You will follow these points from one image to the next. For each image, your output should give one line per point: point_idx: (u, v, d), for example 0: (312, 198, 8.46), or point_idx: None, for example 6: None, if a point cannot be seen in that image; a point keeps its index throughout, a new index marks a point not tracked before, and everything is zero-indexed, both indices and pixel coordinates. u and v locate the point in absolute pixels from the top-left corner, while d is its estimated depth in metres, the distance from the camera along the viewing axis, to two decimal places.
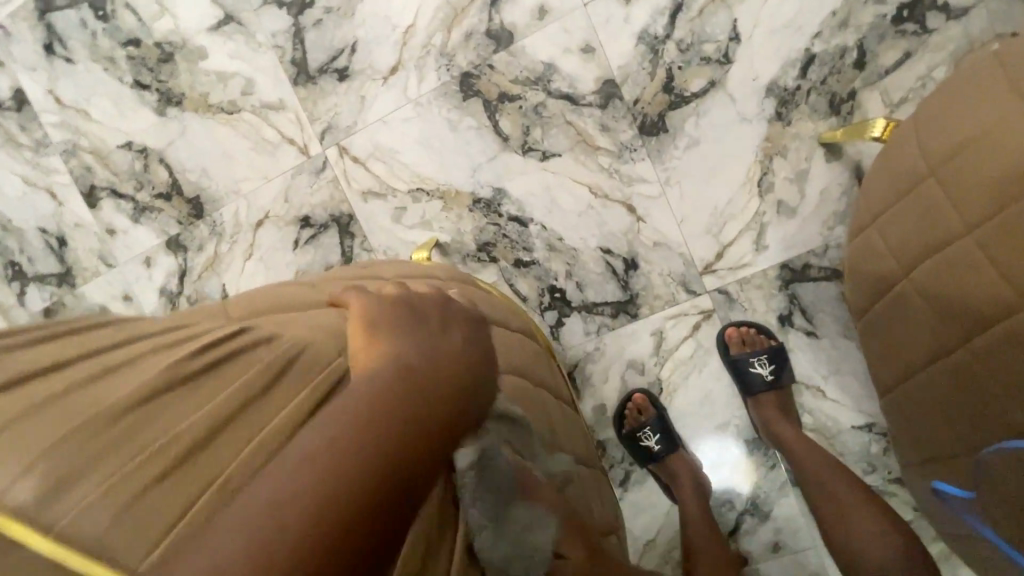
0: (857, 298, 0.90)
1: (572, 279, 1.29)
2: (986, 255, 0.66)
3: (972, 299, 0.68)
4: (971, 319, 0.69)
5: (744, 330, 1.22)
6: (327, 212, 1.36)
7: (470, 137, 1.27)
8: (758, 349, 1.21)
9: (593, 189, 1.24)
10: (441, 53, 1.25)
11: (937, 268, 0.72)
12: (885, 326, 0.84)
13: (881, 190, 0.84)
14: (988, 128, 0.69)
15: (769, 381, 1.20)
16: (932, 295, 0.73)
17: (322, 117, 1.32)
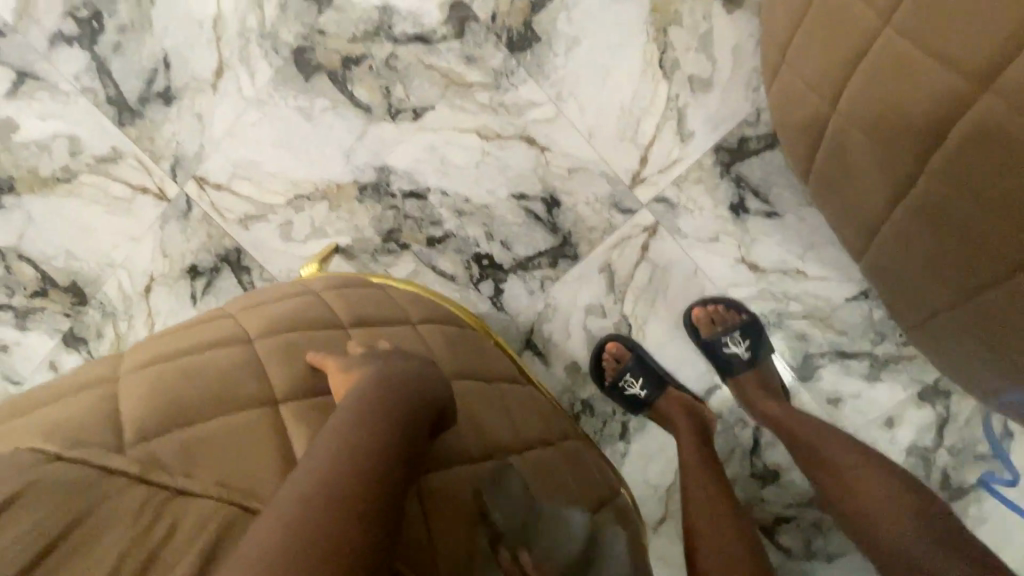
0: (797, 155, 0.79)
1: (495, 241, 1.14)
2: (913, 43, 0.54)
3: (914, 108, 0.57)
4: (918, 134, 0.58)
5: (712, 306, 1.11)
6: (212, 254, 1.19)
7: (329, 120, 1.10)
8: (726, 323, 1.09)
9: (481, 133, 1.07)
10: (262, 35, 1.07)
11: (865, 83, 0.61)
12: (835, 177, 0.73)
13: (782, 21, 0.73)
14: None
15: (747, 360, 1.10)
16: (873, 122, 0.62)
17: (165, 151, 1.15)
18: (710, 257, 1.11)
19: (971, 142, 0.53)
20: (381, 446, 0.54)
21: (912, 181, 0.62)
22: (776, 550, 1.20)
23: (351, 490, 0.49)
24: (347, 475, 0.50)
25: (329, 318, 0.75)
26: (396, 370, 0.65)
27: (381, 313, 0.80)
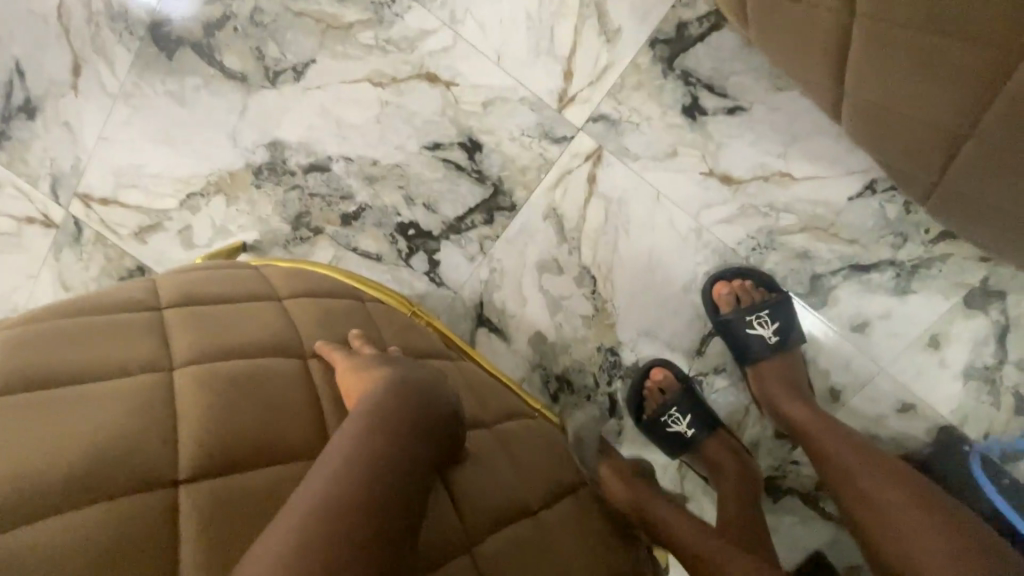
0: None
1: (417, 205, 0.97)
2: None
3: None
4: None
5: (734, 281, 0.92)
6: (114, 279, 1.05)
7: (205, 100, 0.96)
8: (752, 305, 0.91)
9: (375, 79, 0.92)
10: (114, 18, 0.94)
11: None
12: None
13: None
14: None
15: (772, 345, 0.91)
16: None
17: (41, 172, 1.02)
18: (673, 177, 0.91)
19: None
20: (400, 453, 0.46)
21: None
22: (824, 522, 0.98)
23: (353, 541, 0.39)
24: (347, 524, 0.40)
25: (246, 306, 0.59)
26: (413, 373, 0.54)
27: (304, 295, 0.65)
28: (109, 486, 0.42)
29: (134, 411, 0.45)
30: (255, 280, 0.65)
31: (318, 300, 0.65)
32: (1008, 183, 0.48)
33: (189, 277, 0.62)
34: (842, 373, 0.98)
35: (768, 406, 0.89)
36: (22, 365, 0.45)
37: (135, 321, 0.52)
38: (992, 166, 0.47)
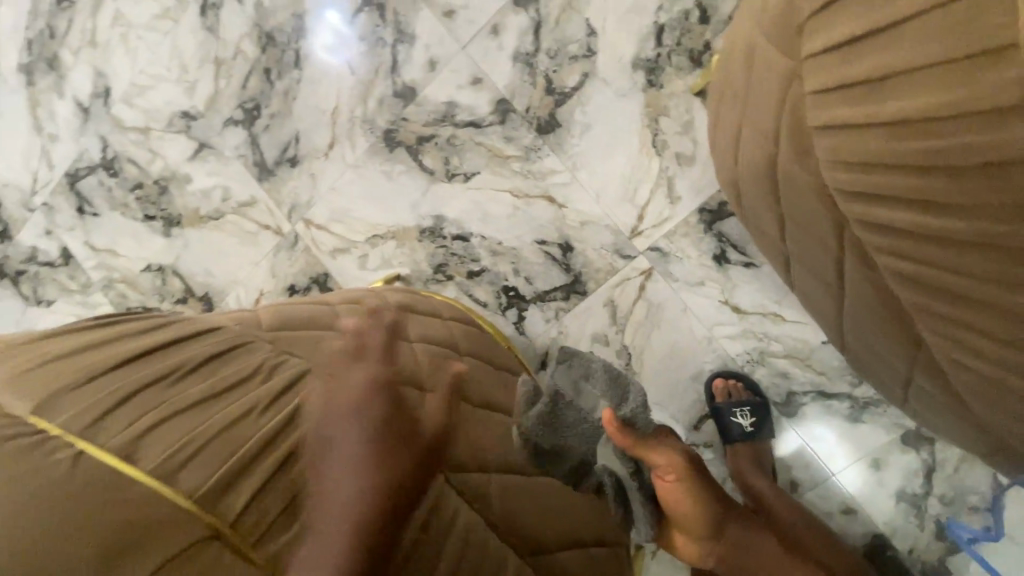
0: (731, 200, 0.98)
1: (520, 276, 1.41)
2: (747, 130, 0.75)
3: (758, 176, 0.76)
4: (768, 198, 0.77)
5: (729, 381, 1.28)
6: (307, 277, 1.57)
7: (404, 180, 1.47)
8: (739, 400, 1.26)
9: (515, 192, 1.40)
10: (364, 121, 1.49)
11: (739, 159, 0.81)
12: (750, 218, 0.92)
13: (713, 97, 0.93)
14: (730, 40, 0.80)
15: (747, 432, 1.25)
16: (749, 184, 0.81)
17: (286, 200, 1.57)
18: (699, 299, 1.31)
19: (793, 208, 0.70)
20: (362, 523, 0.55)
21: (783, 232, 0.80)
22: None
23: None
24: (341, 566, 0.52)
25: (433, 319, 1.02)
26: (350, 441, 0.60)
27: (456, 321, 1.08)
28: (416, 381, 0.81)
29: (411, 352, 0.86)
30: (430, 305, 1.08)
31: (463, 325, 1.08)
32: (863, 352, 0.84)
33: (397, 296, 1.05)
34: (801, 472, 1.29)
35: (739, 476, 1.22)
36: (357, 320, 0.87)
37: (388, 312, 0.95)
38: (854, 342, 0.84)
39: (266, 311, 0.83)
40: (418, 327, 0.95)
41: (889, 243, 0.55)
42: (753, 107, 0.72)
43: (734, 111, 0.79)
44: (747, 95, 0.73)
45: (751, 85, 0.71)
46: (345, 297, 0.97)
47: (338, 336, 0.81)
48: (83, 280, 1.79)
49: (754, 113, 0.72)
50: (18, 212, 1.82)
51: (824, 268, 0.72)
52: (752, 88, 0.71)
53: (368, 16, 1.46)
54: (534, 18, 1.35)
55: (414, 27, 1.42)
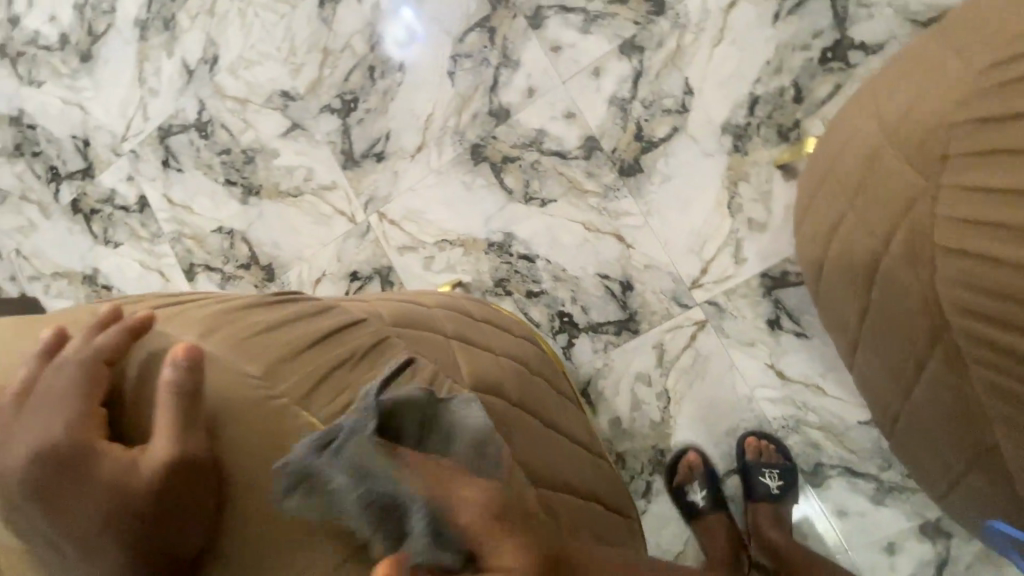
0: (807, 280, 1.04)
1: (578, 304, 1.48)
2: (850, 223, 0.82)
3: (849, 266, 0.82)
4: (856, 287, 0.83)
5: (761, 441, 1.33)
6: (371, 266, 1.64)
7: (482, 194, 1.54)
8: (769, 461, 1.31)
9: (587, 225, 1.46)
10: (455, 132, 1.56)
11: (831, 247, 0.88)
12: (825, 302, 0.99)
13: (807, 183, 1.00)
14: (844, 139, 0.88)
15: (773, 493, 1.30)
16: (837, 270, 0.88)
17: (365, 192, 1.65)
18: (746, 359, 1.37)
19: (884, 299, 0.77)
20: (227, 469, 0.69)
21: (863, 320, 0.86)
22: None
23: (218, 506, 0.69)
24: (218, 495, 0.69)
25: (511, 336, 1.09)
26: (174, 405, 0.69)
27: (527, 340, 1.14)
28: (519, 397, 0.89)
29: (508, 367, 0.93)
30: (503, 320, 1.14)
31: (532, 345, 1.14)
32: (915, 446, 0.89)
33: (476, 308, 1.12)
34: (814, 541, 1.34)
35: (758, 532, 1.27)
36: (459, 331, 0.94)
37: (478, 324, 1.02)
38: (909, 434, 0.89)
39: (378, 309, 0.91)
40: (504, 343, 1.02)
41: (986, 355, 0.65)
42: (860, 204, 0.79)
43: (836, 202, 0.86)
44: (856, 192, 0.81)
45: (861, 184, 0.79)
46: (435, 301, 1.04)
47: (447, 342, 0.89)
48: (153, 229, 1.87)
49: (860, 210, 0.79)
50: (105, 154, 1.91)
51: (899, 362, 0.78)
52: (862, 187, 0.79)
53: (478, 36, 1.54)
54: (636, 67, 1.42)
55: (520, 55, 1.50)
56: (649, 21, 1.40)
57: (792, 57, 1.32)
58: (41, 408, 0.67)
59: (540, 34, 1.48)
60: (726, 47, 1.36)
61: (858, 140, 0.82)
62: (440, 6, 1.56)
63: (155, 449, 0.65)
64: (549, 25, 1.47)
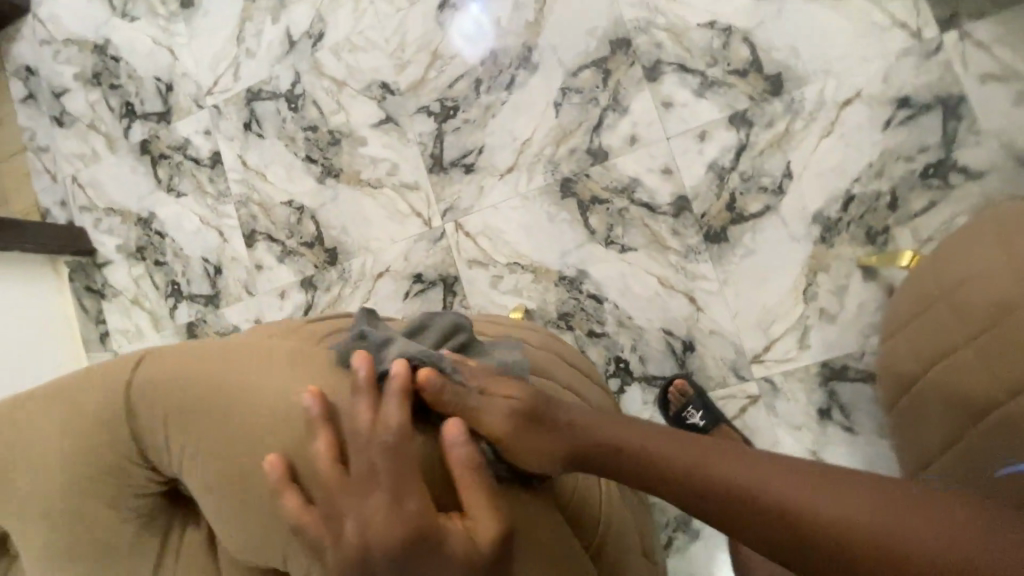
0: (887, 392, 1.09)
1: (636, 353, 1.51)
2: (990, 353, 0.89)
3: (977, 393, 0.89)
4: (975, 411, 0.90)
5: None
6: (437, 273, 1.65)
7: (563, 227, 1.57)
8: None
9: (661, 280, 1.49)
10: (549, 161, 1.57)
11: (947, 369, 0.94)
12: (906, 418, 1.03)
13: (908, 304, 1.08)
14: (973, 274, 0.96)
15: None
16: (947, 393, 0.94)
17: (446, 199, 1.66)
18: (791, 440, 1.41)
19: (1015, 424, 0.84)
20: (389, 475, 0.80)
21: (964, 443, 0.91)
22: None
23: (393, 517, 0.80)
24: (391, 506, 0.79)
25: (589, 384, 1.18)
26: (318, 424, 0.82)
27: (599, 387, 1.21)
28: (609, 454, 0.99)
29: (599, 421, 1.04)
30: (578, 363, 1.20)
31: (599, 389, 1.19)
32: None
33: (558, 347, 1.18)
34: None
35: None
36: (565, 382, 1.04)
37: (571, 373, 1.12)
38: None
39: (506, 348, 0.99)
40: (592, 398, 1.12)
41: None
42: (1011, 338, 0.87)
43: (964, 330, 0.94)
44: (1002, 325, 0.89)
45: (1012, 319, 0.88)
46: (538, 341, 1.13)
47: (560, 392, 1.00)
48: (220, 187, 1.86)
49: (1014, 344, 0.87)
50: (187, 103, 1.90)
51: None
52: (1012, 322, 0.88)
53: (591, 73, 1.55)
54: (742, 140, 1.45)
55: (630, 101, 1.52)
56: (764, 99, 1.44)
57: (894, 165, 1.36)
58: (365, 488, 0.75)
59: (654, 86, 1.50)
60: (833, 140, 1.40)
61: (1002, 280, 0.92)
62: (559, 35, 1.57)
63: (483, 522, 0.75)
64: (665, 80, 1.49)
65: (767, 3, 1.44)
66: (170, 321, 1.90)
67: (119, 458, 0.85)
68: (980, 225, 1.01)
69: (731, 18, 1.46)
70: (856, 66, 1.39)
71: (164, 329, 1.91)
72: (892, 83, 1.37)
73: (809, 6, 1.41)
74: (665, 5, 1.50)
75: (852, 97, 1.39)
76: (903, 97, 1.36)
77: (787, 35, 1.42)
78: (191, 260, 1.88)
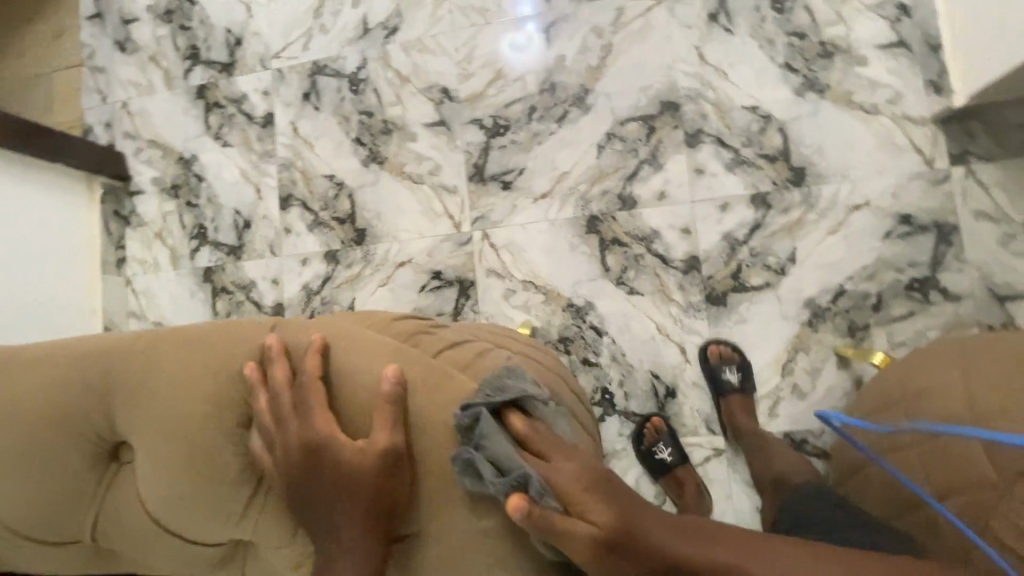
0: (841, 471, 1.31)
1: (623, 388, 1.63)
2: (918, 464, 1.08)
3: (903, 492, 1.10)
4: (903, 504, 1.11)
5: (720, 344, 1.56)
6: (455, 274, 1.76)
7: (581, 259, 1.68)
8: None
9: (660, 327, 1.62)
10: (581, 196, 1.69)
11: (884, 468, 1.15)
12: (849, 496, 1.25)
13: (869, 401, 1.26)
14: (916, 393, 1.13)
15: None
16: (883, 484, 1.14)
17: (479, 208, 1.76)
18: (743, 496, 1.55)
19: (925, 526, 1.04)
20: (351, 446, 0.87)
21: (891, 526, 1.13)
22: None
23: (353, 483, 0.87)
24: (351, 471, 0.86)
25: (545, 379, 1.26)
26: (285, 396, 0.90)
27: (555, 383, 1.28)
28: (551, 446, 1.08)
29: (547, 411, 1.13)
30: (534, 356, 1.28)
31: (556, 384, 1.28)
32: None
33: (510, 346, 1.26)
34: None
35: None
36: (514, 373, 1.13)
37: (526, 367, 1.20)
38: None
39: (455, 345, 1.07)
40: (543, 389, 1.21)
41: None
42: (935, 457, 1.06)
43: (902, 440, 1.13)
44: (932, 443, 1.07)
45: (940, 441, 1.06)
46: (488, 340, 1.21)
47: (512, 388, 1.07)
48: (267, 147, 1.93)
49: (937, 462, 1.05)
50: (252, 61, 1.97)
51: None
52: (940, 443, 1.06)
53: (637, 127, 1.67)
54: (758, 219, 1.59)
55: (667, 161, 1.65)
56: (785, 187, 1.58)
57: (885, 272, 1.52)
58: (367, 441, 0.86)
59: (691, 152, 1.63)
60: (838, 238, 1.54)
61: (935, 405, 1.07)
62: (616, 85, 1.69)
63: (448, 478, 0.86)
64: (702, 149, 1.63)
65: (807, 103, 1.58)
66: (190, 262, 1.97)
67: (210, 368, 0.92)
68: (944, 347, 1.17)
69: (772, 108, 1.60)
70: (872, 178, 1.54)
71: (182, 268, 1.97)
72: (899, 199, 1.52)
73: (843, 115, 1.56)
74: (717, 82, 1.64)
75: (862, 204, 1.54)
76: (905, 215, 1.51)
77: (818, 136, 1.57)
78: (223, 209, 1.95)
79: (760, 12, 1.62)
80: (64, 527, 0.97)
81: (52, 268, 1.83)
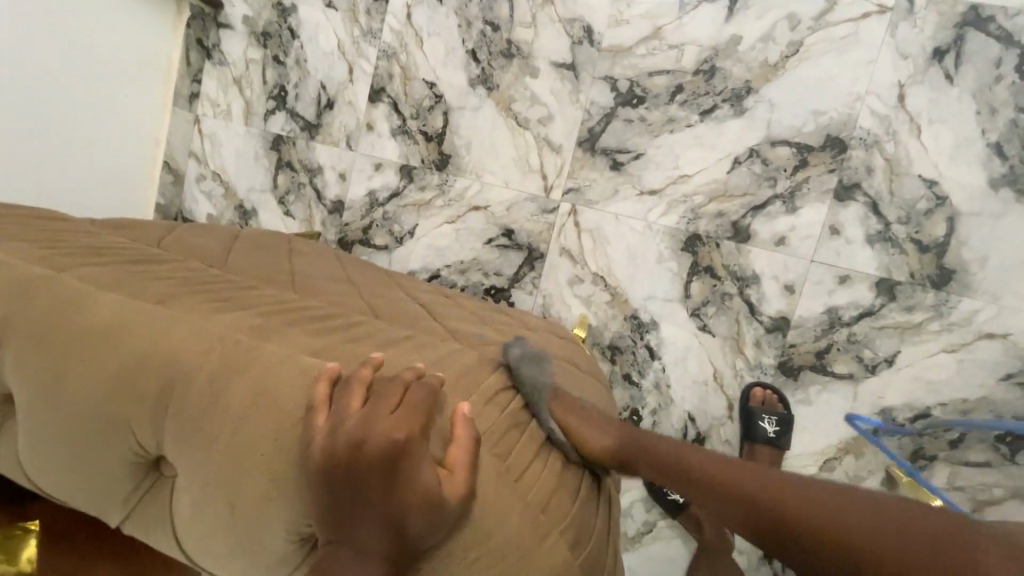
0: None
1: (653, 417, 1.56)
2: None
3: None
4: None
5: (764, 391, 1.45)
6: (527, 239, 1.62)
7: (665, 274, 1.53)
8: None
9: (716, 374, 1.51)
10: (692, 208, 1.49)
11: None
12: None
13: None
14: None
15: None
16: None
17: (577, 179, 1.57)
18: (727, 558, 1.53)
19: None
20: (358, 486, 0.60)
21: None
22: None
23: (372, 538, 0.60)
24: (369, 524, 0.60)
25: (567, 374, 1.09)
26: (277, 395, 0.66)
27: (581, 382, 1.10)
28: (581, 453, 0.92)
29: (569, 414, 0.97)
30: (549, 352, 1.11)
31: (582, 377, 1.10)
32: None
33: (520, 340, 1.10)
34: None
35: None
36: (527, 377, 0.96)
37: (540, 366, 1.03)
38: None
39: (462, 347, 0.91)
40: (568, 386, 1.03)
41: None
42: None
43: None
44: None
45: None
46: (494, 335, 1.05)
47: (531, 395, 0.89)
48: (373, 25, 1.70)
49: None
50: None
51: None
52: None
53: (788, 154, 1.43)
54: (873, 305, 1.40)
55: (803, 205, 1.43)
56: (921, 284, 1.37)
57: (983, 413, 1.36)
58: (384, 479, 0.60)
59: (835, 207, 1.41)
60: (950, 359, 1.37)
61: None
62: (786, 97, 1.42)
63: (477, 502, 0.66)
64: (849, 206, 1.40)
65: (996, 200, 1.32)
66: (262, 122, 1.83)
67: (185, 348, 0.69)
68: None
69: (952, 191, 1.34)
70: None
71: (252, 126, 1.85)
72: None
73: None
74: (904, 137, 1.36)
75: (998, 334, 1.34)
76: None
77: (989, 242, 1.33)
78: (309, 78, 1.78)
79: (999, 69, 1.29)
80: (80, 495, 0.73)
81: (128, 88, 1.71)
